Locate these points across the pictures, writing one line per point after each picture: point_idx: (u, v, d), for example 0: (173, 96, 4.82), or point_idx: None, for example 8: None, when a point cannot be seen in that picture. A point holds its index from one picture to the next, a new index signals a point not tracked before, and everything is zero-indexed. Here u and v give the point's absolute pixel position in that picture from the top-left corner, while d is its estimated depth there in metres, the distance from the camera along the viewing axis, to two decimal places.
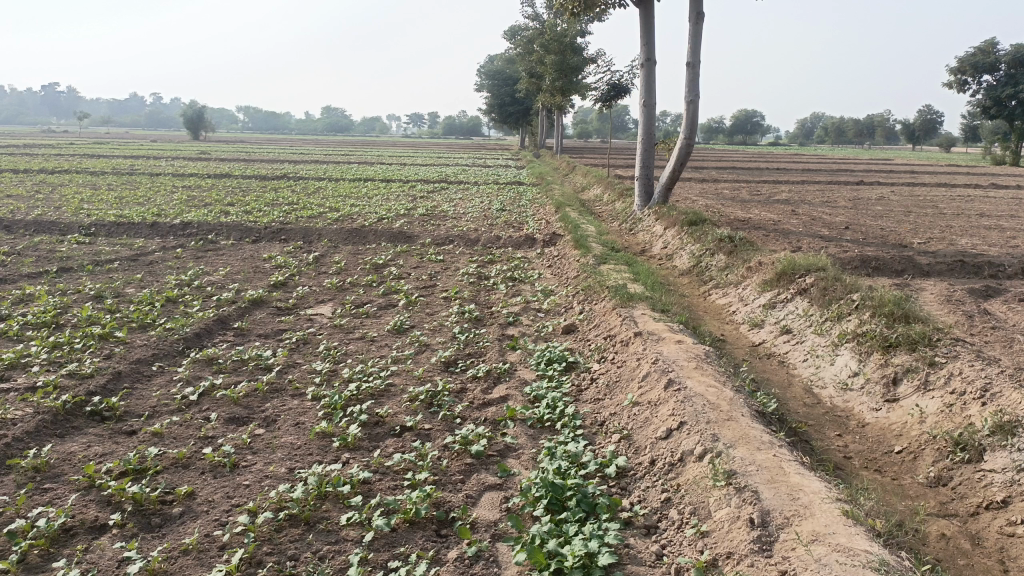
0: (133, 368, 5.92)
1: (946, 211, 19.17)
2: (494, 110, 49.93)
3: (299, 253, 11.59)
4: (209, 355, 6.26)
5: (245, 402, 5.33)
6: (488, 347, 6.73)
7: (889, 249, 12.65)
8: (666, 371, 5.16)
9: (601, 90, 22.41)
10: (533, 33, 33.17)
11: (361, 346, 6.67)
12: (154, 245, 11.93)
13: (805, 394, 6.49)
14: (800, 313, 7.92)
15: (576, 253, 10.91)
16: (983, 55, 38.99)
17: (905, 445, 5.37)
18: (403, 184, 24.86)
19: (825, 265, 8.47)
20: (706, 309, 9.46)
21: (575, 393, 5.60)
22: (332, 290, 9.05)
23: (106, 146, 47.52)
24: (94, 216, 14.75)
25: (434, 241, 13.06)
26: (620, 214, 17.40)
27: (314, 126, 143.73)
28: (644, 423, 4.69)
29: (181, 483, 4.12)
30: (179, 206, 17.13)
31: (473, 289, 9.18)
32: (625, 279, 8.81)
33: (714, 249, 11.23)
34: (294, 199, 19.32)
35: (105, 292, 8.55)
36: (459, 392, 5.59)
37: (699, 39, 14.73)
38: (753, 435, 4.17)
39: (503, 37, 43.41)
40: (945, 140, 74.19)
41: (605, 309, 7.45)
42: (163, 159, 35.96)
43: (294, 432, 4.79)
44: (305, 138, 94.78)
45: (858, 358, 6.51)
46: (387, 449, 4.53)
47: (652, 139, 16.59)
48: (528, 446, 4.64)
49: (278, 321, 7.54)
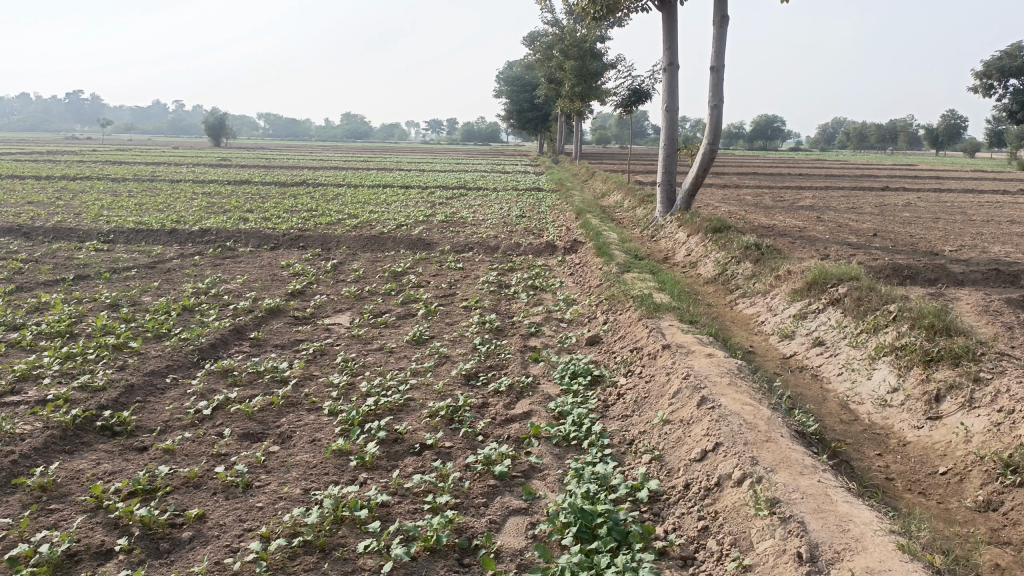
0: (146, 380, 5.77)
1: (976, 218, 18.72)
2: (513, 115, 49.84)
3: (317, 261, 11.45)
4: (224, 367, 6.10)
5: (259, 417, 5.15)
6: (510, 359, 6.51)
7: (919, 256, 12.29)
8: (698, 387, 4.92)
9: (622, 96, 22.18)
10: (553, 38, 32.96)
11: (379, 358, 6.48)
12: (172, 252, 11.84)
13: (841, 410, 6.22)
14: (833, 325, 7.64)
15: (598, 261, 10.69)
16: (1009, 59, 38.31)
17: (950, 466, 5.09)
18: (423, 191, 24.76)
19: (859, 274, 8.18)
20: (734, 319, 9.19)
21: (601, 409, 5.38)
22: (350, 299, 8.88)
23: (127, 153, 47.87)
24: (114, 223, 14.73)
25: (454, 249, 12.89)
26: (641, 221, 17.16)
27: (333, 133, 144.56)
28: (676, 443, 4.46)
29: (192, 505, 3.94)
30: (198, 212, 17.10)
31: (493, 298, 8.98)
32: (650, 288, 8.58)
33: (740, 257, 10.96)
34: (313, 205, 19.24)
35: (121, 300, 8.44)
36: (480, 407, 5.38)
37: (723, 43, 14.46)
38: (794, 459, 3.93)
39: (522, 42, 43.36)
40: (969, 146, 73.13)
41: (631, 320, 7.22)
42: (184, 166, 36.11)
43: (309, 450, 4.60)
44: (323, 145, 95.28)
45: (897, 373, 6.23)
46: (406, 469, 4.33)
47: (675, 145, 16.32)
48: (554, 467, 4.42)
49: (295, 331, 7.37)
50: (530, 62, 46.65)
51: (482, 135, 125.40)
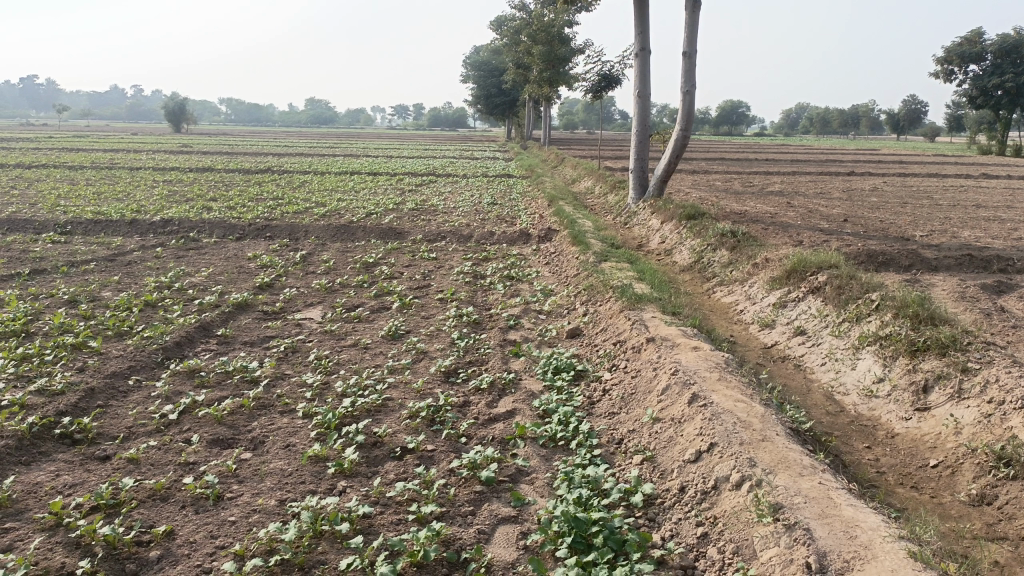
0: (107, 383, 5.46)
1: (943, 202, 18.89)
2: (480, 101, 49.38)
3: (285, 252, 11.12)
4: (190, 367, 5.81)
5: (229, 421, 4.89)
6: (490, 354, 6.31)
7: (891, 242, 12.33)
8: (688, 383, 4.77)
9: (591, 81, 21.97)
10: (520, 23, 32.62)
11: (354, 355, 6.23)
12: (133, 244, 11.40)
13: (826, 401, 6.13)
14: (814, 314, 7.54)
15: (575, 250, 10.51)
16: (969, 45, 38.85)
17: (942, 459, 5.01)
18: (391, 178, 24.37)
19: (839, 262, 8.09)
20: (712, 308, 9.08)
21: (587, 406, 5.21)
22: (321, 292, 8.60)
23: (86, 139, 46.63)
24: (71, 213, 14.19)
25: (426, 238, 12.62)
26: (614, 208, 17.01)
27: (297, 119, 142.50)
28: (667, 442, 4.30)
29: (159, 521, 3.69)
30: (159, 202, 16.59)
31: (469, 290, 8.76)
32: (630, 278, 8.42)
33: (716, 245, 10.85)
34: (279, 194, 18.81)
35: (79, 296, 8.06)
36: (462, 406, 5.17)
37: (696, 28, 14.31)
38: (792, 459, 3.79)
39: (489, 27, 42.97)
40: (930, 130, 74.28)
41: (612, 311, 7.05)
42: (143, 153, 35.23)
43: (284, 456, 4.36)
44: (287, 131, 93.82)
45: (883, 363, 6.15)
46: (387, 475, 4.12)
47: (647, 131, 16.16)
48: (541, 470, 4.24)
49: (264, 327, 7.09)
50: (497, 47, 46.33)
51: (449, 121, 124.52)
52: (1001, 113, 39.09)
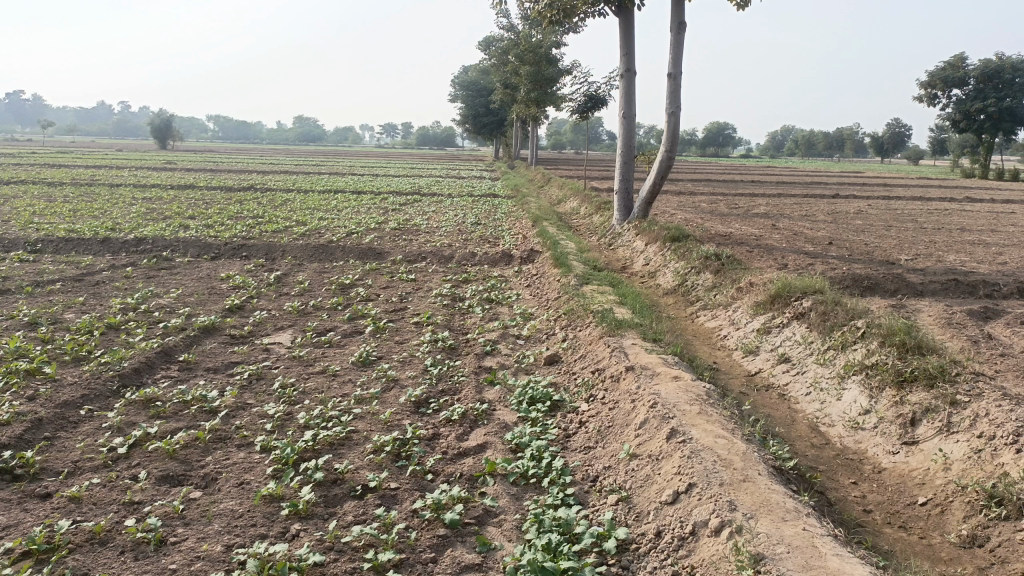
0: (56, 413, 5.17)
1: (928, 226, 18.87)
2: (468, 121, 49.43)
3: (260, 272, 10.86)
4: (147, 396, 5.54)
5: (181, 456, 4.61)
6: (464, 382, 6.07)
7: (876, 266, 12.21)
8: (667, 416, 4.54)
9: (577, 101, 21.90)
10: (507, 43, 32.63)
11: (321, 383, 5.97)
12: (104, 263, 11.10)
13: (812, 433, 5.92)
14: (799, 341, 7.35)
15: (556, 272, 10.31)
16: (952, 69, 39.24)
17: (930, 497, 4.79)
18: (375, 197, 24.15)
19: (824, 287, 7.92)
20: (695, 333, 8.88)
21: (562, 439, 4.97)
22: (294, 314, 8.35)
23: (71, 155, 46.34)
24: (43, 230, 13.88)
25: (406, 258, 12.40)
26: (598, 229, 16.87)
27: (285, 137, 142.43)
28: (644, 481, 4.06)
29: (93, 569, 3.41)
30: (137, 219, 16.29)
31: (447, 313, 8.53)
32: (611, 302, 8.22)
33: (700, 268, 10.68)
34: (260, 212, 18.54)
35: (41, 318, 7.77)
36: (430, 439, 4.92)
37: (680, 49, 14.24)
38: (775, 502, 3.56)
39: (477, 47, 43.04)
40: (913, 153, 75.02)
41: (592, 338, 6.82)
42: (127, 169, 34.90)
43: (236, 496, 4.09)
44: (274, 148, 93.72)
45: (869, 394, 5.95)
46: (344, 517, 3.86)
47: (632, 152, 16.04)
48: (510, 510, 3.99)
49: (230, 352, 6.82)
50: (485, 67, 46.46)
51: (437, 140, 124.74)
52: (983, 137, 39.44)
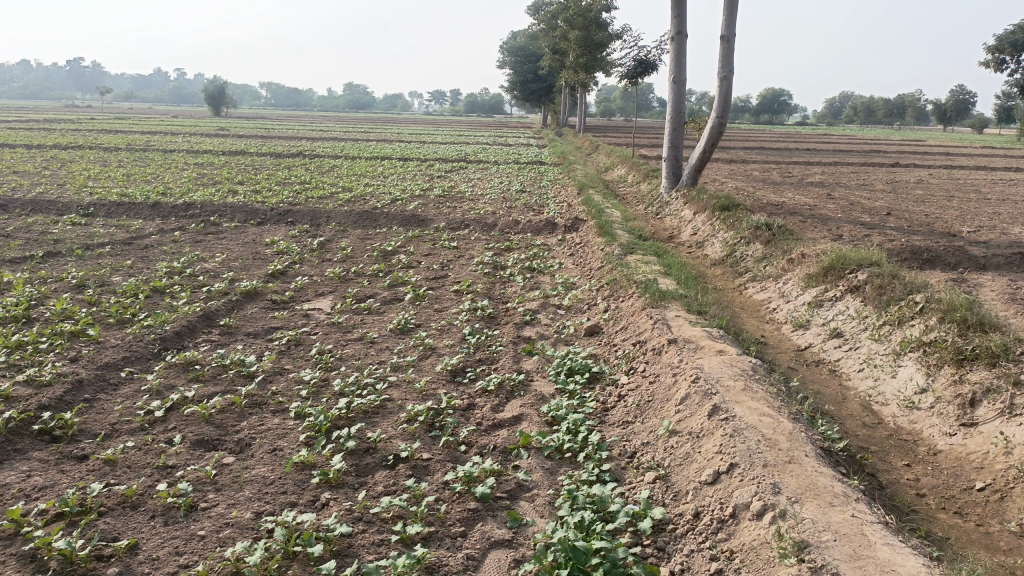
0: (97, 375, 5.21)
1: (992, 197, 18.06)
2: (516, 87, 48.89)
3: (304, 238, 10.86)
4: (186, 359, 5.56)
5: (217, 420, 4.60)
6: (501, 352, 5.96)
7: (937, 238, 11.69)
8: (710, 392, 4.36)
9: (627, 67, 21.38)
10: (557, 8, 32.01)
11: (358, 350, 5.93)
12: (152, 227, 11.24)
13: (863, 412, 5.68)
14: (852, 315, 7.06)
15: (600, 241, 10.10)
16: (1022, 33, 37.29)
17: (989, 482, 4.54)
18: (421, 163, 24.06)
19: (881, 260, 7.57)
20: (743, 305, 8.62)
21: (601, 412, 4.83)
22: (335, 280, 8.32)
23: (128, 122, 47.36)
24: (97, 195, 14.13)
25: (449, 225, 12.31)
26: (645, 197, 16.53)
27: (336, 104, 143.24)
28: (683, 459, 3.91)
29: (124, 533, 3.41)
30: (187, 184, 16.50)
31: (487, 281, 8.42)
32: (656, 273, 8.00)
33: (750, 238, 10.36)
34: (307, 178, 18.61)
35: (88, 280, 7.86)
36: (465, 410, 4.83)
37: (734, 10, 13.72)
38: (822, 486, 3.38)
39: (527, 11, 42.39)
40: (978, 121, 72.02)
41: (634, 309, 6.63)
42: (181, 136, 35.40)
43: (268, 462, 4.06)
44: (324, 114, 94.31)
45: (926, 372, 5.67)
46: (374, 488, 3.80)
47: (682, 117, 15.59)
48: (544, 485, 3.88)
49: (270, 317, 6.82)
50: (534, 33, 45.75)
51: (486, 107, 124.17)
52: None
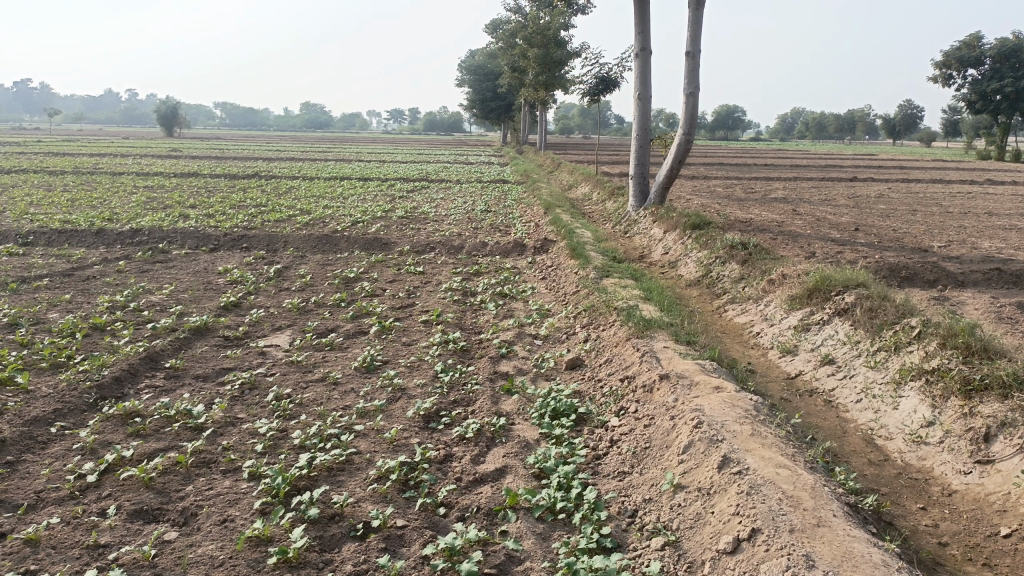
0: (22, 432, 4.59)
1: (953, 210, 18.13)
2: (475, 105, 48.66)
3: (259, 266, 10.26)
4: (126, 411, 4.96)
5: (159, 485, 4.03)
6: (478, 392, 5.47)
7: (909, 254, 11.52)
8: (716, 440, 3.93)
9: (588, 84, 21.15)
10: (515, 26, 31.91)
11: (320, 393, 5.38)
12: (95, 256, 10.52)
13: (867, 447, 5.31)
14: (843, 340, 6.71)
15: (573, 263, 9.69)
16: (967, 49, 38.18)
17: (1015, 526, 4.16)
18: (381, 184, 23.50)
19: (867, 281, 7.27)
20: (724, 329, 8.24)
21: (592, 462, 4.37)
22: (293, 312, 7.76)
23: (75, 143, 45.99)
24: (37, 221, 13.34)
25: (413, 249, 11.80)
26: (613, 215, 16.22)
27: (293, 124, 141.96)
28: (694, 522, 3.47)
29: None
30: (135, 209, 15.75)
31: (458, 310, 7.93)
32: (635, 298, 7.59)
33: (726, 258, 10.04)
34: (262, 200, 17.94)
35: (21, 318, 7.18)
36: (442, 463, 4.32)
37: (699, 26, 13.52)
38: (860, 555, 2.96)
39: (485, 30, 42.26)
40: (926, 136, 73.93)
41: (617, 340, 6.20)
42: (131, 157, 34.36)
43: (218, 537, 3.52)
44: (280, 134, 93.25)
45: (931, 404, 5.32)
46: (342, 567, 3.28)
47: (648, 135, 15.32)
48: (537, 557, 3.40)
49: (222, 357, 6.22)
50: (493, 52, 45.67)
51: (444, 125, 124.10)
52: (1000, 118, 38.50)
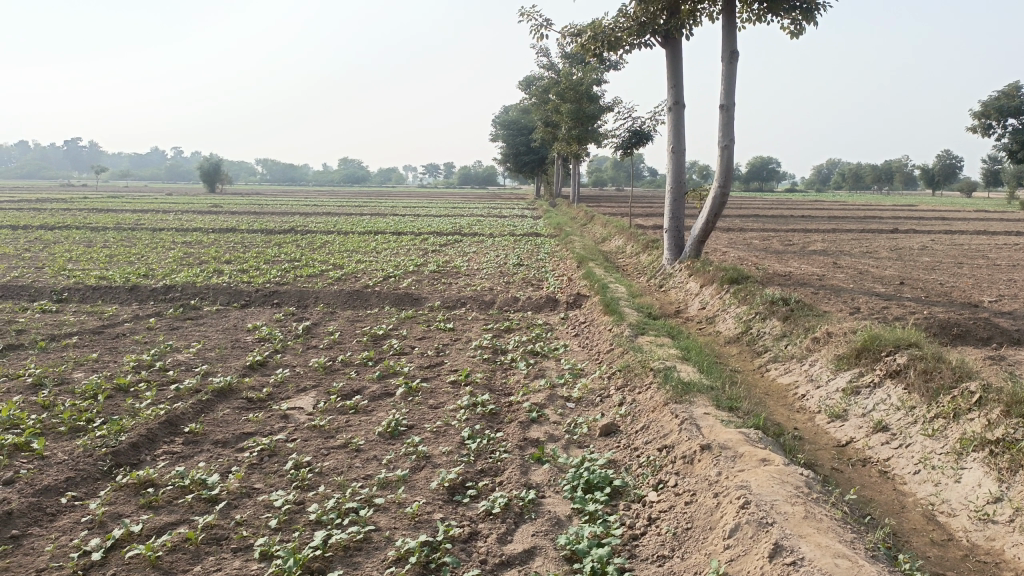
0: (32, 503, 4.40)
1: (1001, 262, 17.52)
2: (508, 159, 49.12)
3: (289, 322, 10.14)
4: (139, 480, 4.75)
5: (166, 564, 3.80)
6: (506, 461, 5.17)
7: (958, 309, 11.04)
8: (766, 523, 3.61)
9: (622, 137, 21.10)
10: (547, 82, 32.25)
11: (342, 462, 5.13)
12: (126, 314, 10.50)
13: (930, 526, 4.88)
14: (896, 405, 6.30)
15: (607, 320, 9.41)
16: (1007, 98, 37.57)
17: None
18: (414, 237, 23.55)
19: (920, 341, 6.86)
20: (767, 390, 7.84)
21: (628, 542, 4.03)
22: (319, 372, 7.57)
23: (119, 200, 47.31)
24: (75, 278, 13.46)
25: (444, 304, 11.64)
26: (647, 269, 15.94)
27: (331, 178, 144.98)
28: None
29: None
30: (171, 265, 15.90)
31: (487, 370, 7.67)
32: (673, 358, 7.27)
33: (766, 314, 9.68)
34: (296, 255, 18.02)
35: (46, 378, 7.09)
36: (466, 542, 4.02)
37: (733, 78, 13.38)
38: None
39: (519, 86, 42.80)
40: (967, 185, 72.70)
41: (655, 405, 5.87)
42: (172, 212, 35.09)
43: None
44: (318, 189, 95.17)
45: (998, 477, 4.89)
46: None
47: (682, 187, 15.10)
48: None
49: (243, 421, 6.02)
50: (526, 107, 46.20)
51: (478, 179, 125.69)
52: None
